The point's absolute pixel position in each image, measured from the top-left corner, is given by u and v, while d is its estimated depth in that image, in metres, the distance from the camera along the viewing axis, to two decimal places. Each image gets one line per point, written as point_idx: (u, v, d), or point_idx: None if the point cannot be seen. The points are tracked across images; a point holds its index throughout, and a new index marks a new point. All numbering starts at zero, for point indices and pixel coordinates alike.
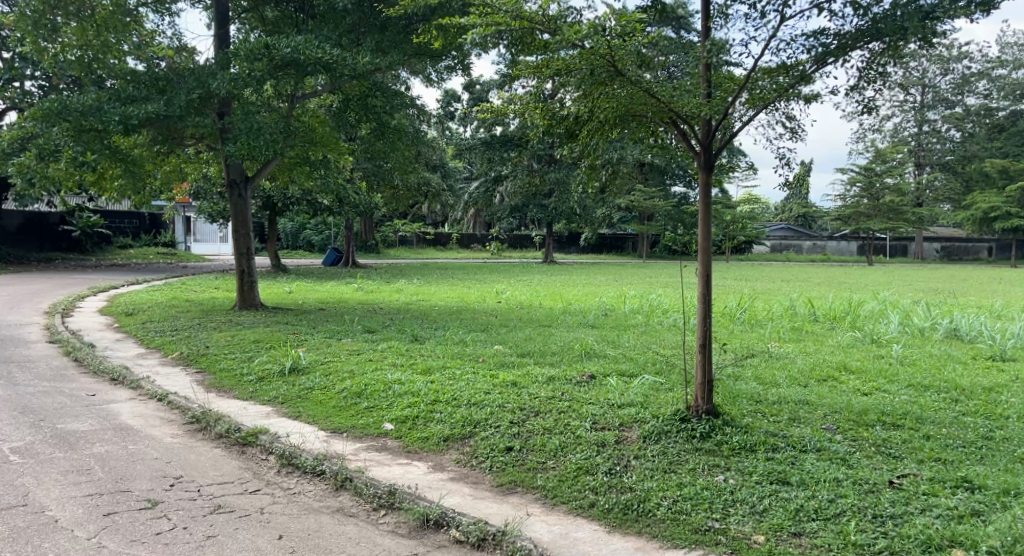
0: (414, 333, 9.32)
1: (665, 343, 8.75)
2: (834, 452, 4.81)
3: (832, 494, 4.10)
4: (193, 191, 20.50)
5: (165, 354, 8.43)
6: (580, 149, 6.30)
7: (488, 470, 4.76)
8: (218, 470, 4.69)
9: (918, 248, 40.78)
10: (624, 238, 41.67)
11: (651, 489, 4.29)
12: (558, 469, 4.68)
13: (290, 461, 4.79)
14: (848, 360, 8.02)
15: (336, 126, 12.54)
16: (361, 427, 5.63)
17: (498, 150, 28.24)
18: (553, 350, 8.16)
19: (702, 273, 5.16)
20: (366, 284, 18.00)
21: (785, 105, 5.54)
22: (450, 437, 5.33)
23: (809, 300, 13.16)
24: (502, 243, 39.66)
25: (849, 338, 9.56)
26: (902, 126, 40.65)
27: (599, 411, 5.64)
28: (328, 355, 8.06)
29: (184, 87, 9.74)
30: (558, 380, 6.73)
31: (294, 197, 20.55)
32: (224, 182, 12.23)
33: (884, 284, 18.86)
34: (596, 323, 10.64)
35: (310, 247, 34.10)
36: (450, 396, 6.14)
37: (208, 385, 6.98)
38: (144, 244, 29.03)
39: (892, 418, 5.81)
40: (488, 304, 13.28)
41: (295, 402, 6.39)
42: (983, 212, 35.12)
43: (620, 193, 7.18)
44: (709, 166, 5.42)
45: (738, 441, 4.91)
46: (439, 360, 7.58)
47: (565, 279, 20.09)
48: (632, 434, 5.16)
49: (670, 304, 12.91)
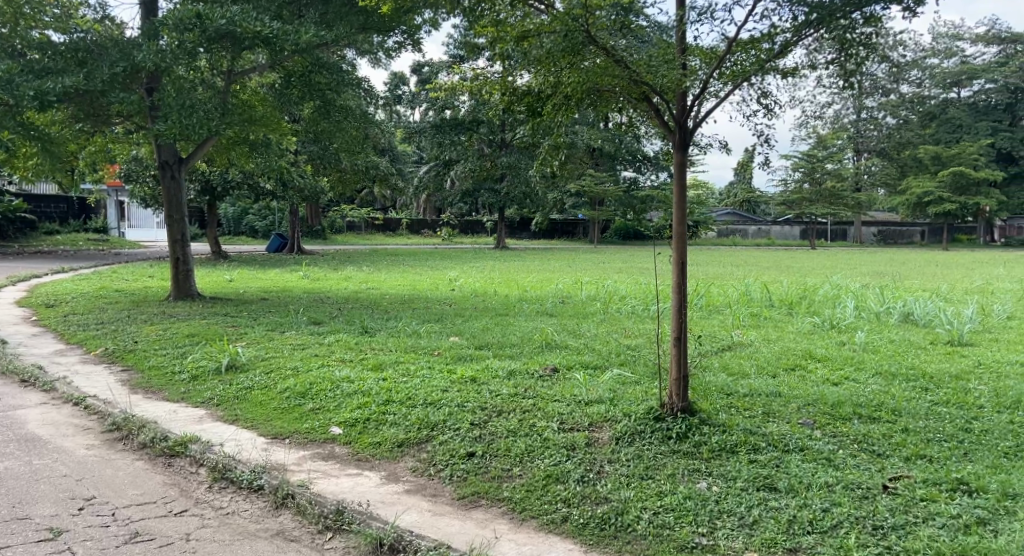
0: (364, 324, 8.79)
1: (629, 332, 8.40)
2: (819, 452, 4.46)
3: (825, 501, 3.76)
4: (123, 175, 19.41)
5: (87, 351, 7.73)
6: (543, 128, 5.81)
7: (448, 480, 4.33)
8: (137, 489, 4.14)
9: (858, 232, 41.50)
10: (575, 222, 41.43)
11: (630, 500, 3.91)
12: (525, 477, 4.26)
13: (224, 474, 4.27)
14: (814, 348, 7.74)
15: (277, 104, 11.87)
16: (306, 432, 5.16)
17: (447, 134, 27.53)
18: (512, 342, 7.72)
19: (676, 260, 4.78)
20: (311, 271, 17.27)
21: (762, 80, 5.21)
22: (405, 442, 4.88)
23: (765, 285, 12.97)
24: (452, 228, 39.05)
25: (810, 324, 9.33)
26: (841, 113, 41.07)
27: (566, 409, 5.23)
28: (269, 350, 7.49)
29: (107, 59, 9.03)
30: (520, 375, 6.31)
31: (233, 180, 19.63)
32: (155, 163, 11.46)
33: (831, 269, 18.91)
34: (554, 311, 10.25)
35: (253, 232, 32.98)
36: (405, 395, 5.67)
37: (134, 386, 6.41)
38: (71, 230, 27.68)
39: (868, 410, 5.52)
40: (440, 292, 12.77)
41: (231, 405, 5.84)
42: (918, 197, 35.75)
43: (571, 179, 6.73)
44: (685, 143, 5.04)
45: (718, 442, 4.53)
46: (391, 355, 7.08)
47: (517, 265, 19.64)
48: (603, 435, 4.75)
49: (628, 291, 12.58)
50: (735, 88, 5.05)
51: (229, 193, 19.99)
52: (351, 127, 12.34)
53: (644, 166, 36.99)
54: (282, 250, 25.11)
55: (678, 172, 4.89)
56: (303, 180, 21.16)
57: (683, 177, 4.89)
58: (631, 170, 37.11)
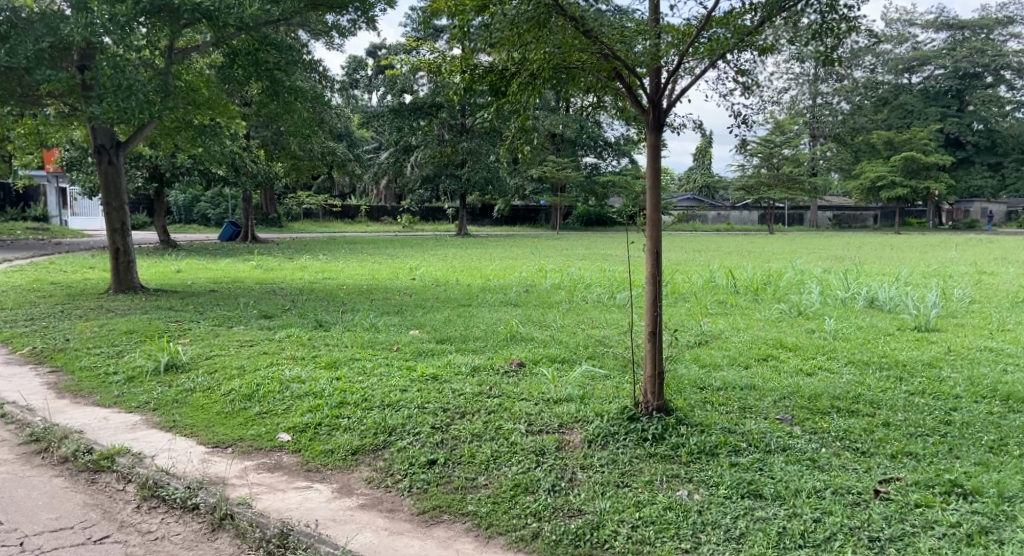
0: (318, 318, 8.33)
1: (596, 322, 8.11)
2: (803, 452, 4.05)
3: (816, 511, 3.47)
4: (65, 161, 18.59)
5: (14, 350, 7.50)
6: (508, 109, 5.45)
7: (406, 493, 3.96)
8: (52, 512, 3.98)
9: (813, 216, 41.90)
10: (536, 209, 41.05)
11: (606, 512, 3.58)
12: (492, 487, 3.91)
13: (154, 493, 4.10)
14: (785, 337, 7.24)
15: (221, 84, 11.31)
16: (252, 439, 4.76)
17: (407, 119, 26.94)
18: (475, 335, 7.35)
19: (650, 248, 4.44)
20: (265, 260, 16.67)
21: (738, 58, 4.94)
22: (360, 449, 4.51)
23: (730, 271, 12.74)
24: (412, 215, 38.41)
25: (778, 311, 8.98)
26: (798, 99, 41.41)
27: (534, 410, 4.88)
28: (214, 347, 7.06)
29: (33, 34, 8.80)
30: (483, 371, 5.94)
31: (183, 165, 18.81)
32: (91, 149, 10.87)
33: (793, 253, 18.82)
34: (518, 300, 9.91)
35: (205, 220, 32.04)
36: (359, 397, 5.27)
37: (61, 388, 6.14)
38: (11, 219, 26.91)
39: (846, 403, 4.96)
40: (400, 282, 12.28)
41: (170, 410, 5.45)
42: (872, 181, 36.02)
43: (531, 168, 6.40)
44: (659, 123, 4.63)
45: (701, 443, 4.15)
46: (347, 352, 6.65)
47: (477, 253, 19.18)
48: (575, 438, 4.40)
49: (593, 279, 12.26)
50: (712, 66, 4.74)
51: (178, 179, 19.16)
52: (300, 108, 11.75)
53: (605, 151, 36.94)
54: (235, 238, 24.39)
55: (650, 159, 4.52)
56: (255, 165, 20.47)
57: (656, 163, 4.52)
58: (593, 156, 37.14)
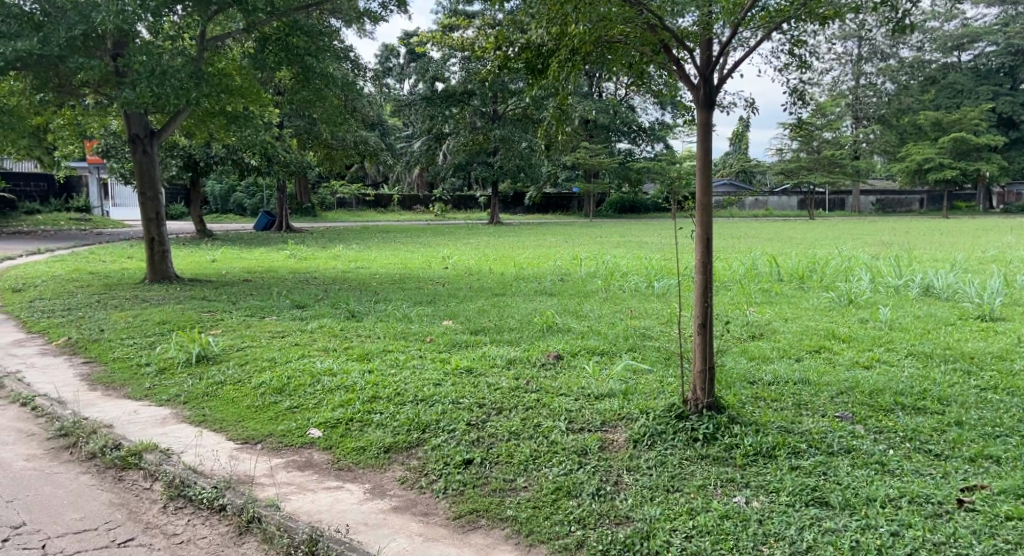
0: (350, 308, 8.16)
1: (635, 313, 7.83)
2: (870, 455, 3.74)
3: (893, 523, 3.17)
4: (102, 151, 18.71)
5: (50, 340, 7.46)
6: (546, 90, 5.20)
7: (441, 495, 3.75)
8: (76, 513, 3.84)
9: (855, 202, 40.86)
10: (569, 197, 40.62)
11: (656, 520, 3.33)
12: (532, 490, 3.67)
13: (180, 493, 3.93)
14: (837, 327, 6.86)
15: (252, 70, 11.17)
16: (281, 435, 4.59)
17: (439, 106, 26.62)
18: (510, 326, 7.11)
19: (700, 234, 4.15)
20: (298, 249, 16.63)
21: (797, 29, 4.62)
22: (392, 447, 4.31)
23: (772, 258, 12.29)
24: (445, 203, 38.26)
25: (826, 299, 8.51)
26: (839, 80, 40.37)
27: (574, 406, 4.63)
28: (246, 338, 6.92)
29: (65, 22, 8.77)
30: (520, 364, 5.71)
31: (217, 155, 18.83)
32: (125, 137, 10.81)
33: (836, 239, 18.24)
34: (553, 290, 9.66)
35: (241, 210, 32.24)
36: (392, 391, 5.07)
37: (94, 380, 6.04)
38: (54, 210, 27.39)
39: (912, 399, 4.62)
40: (433, 272, 12.08)
41: (200, 403, 5.30)
42: (917, 164, 34.98)
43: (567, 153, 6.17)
44: (710, 100, 4.29)
45: (757, 444, 3.86)
46: (379, 343, 6.46)
47: (512, 241, 18.88)
48: (619, 437, 4.14)
49: (629, 267, 11.93)
50: (767, 37, 4.46)
51: (213, 168, 19.19)
52: (332, 95, 11.56)
53: (639, 137, 36.40)
54: (270, 227, 24.46)
55: (700, 142, 4.19)
56: (288, 154, 20.43)
57: (706, 145, 4.20)
58: (626, 142, 36.63)
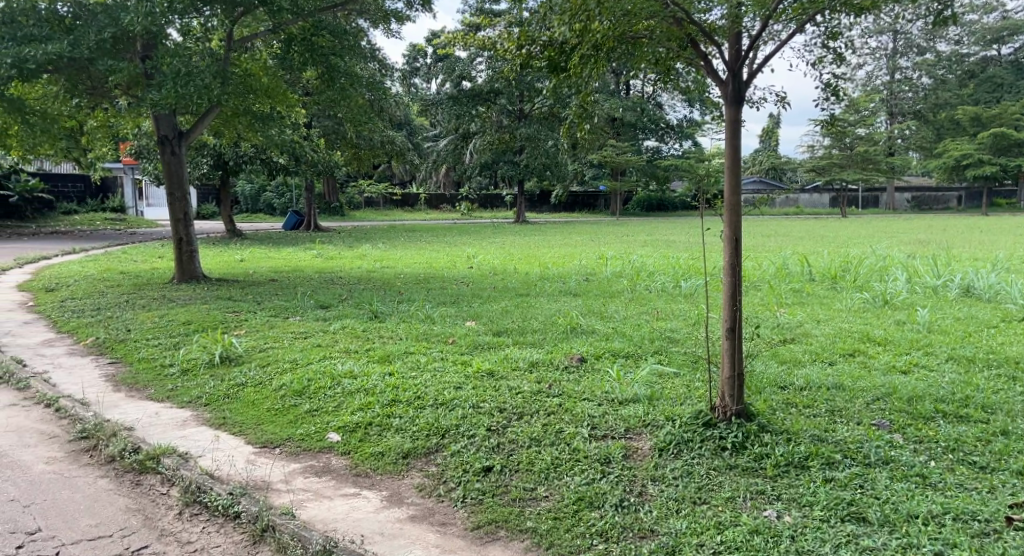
0: (373, 309, 8.08)
1: (662, 314, 7.67)
2: (910, 467, 3.56)
3: (937, 543, 3.00)
4: (134, 152, 18.93)
5: (78, 341, 7.49)
6: (569, 88, 5.07)
7: (460, 504, 3.64)
8: (92, 519, 3.78)
9: (890, 199, 40.04)
10: (596, 195, 40.33)
11: (682, 534, 3.19)
12: (552, 500, 3.56)
13: (197, 499, 3.87)
14: (872, 329, 6.63)
15: (278, 70, 11.16)
16: (299, 439, 4.51)
17: (465, 105, 26.55)
18: (533, 327, 6.99)
19: (728, 235, 3.98)
20: (325, 249, 16.67)
21: (832, 20, 4.42)
22: (411, 452, 4.21)
23: (804, 258, 12.02)
24: (472, 202, 38.20)
25: (859, 300, 8.26)
26: (874, 75, 39.27)
27: (596, 412, 4.50)
28: (268, 339, 6.88)
29: (95, 24, 8.83)
30: (543, 367, 5.58)
31: (245, 154, 18.92)
32: (154, 138, 10.86)
33: (870, 237, 17.84)
34: (578, 290, 9.51)
35: (270, 209, 32.46)
36: (412, 394, 4.98)
37: (118, 381, 6.03)
38: (89, 210, 27.84)
39: (953, 407, 4.41)
40: (458, 272, 11.99)
41: (220, 405, 5.25)
42: (956, 160, 34.18)
43: (592, 151, 6.04)
44: (739, 96, 4.12)
45: (789, 454, 3.69)
46: (401, 345, 6.38)
47: (538, 240, 18.70)
48: (643, 445, 4.01)
49: (656, 267, 11.74)
50: (800, 30, 4.28)
51: (242, 168, 19.33)
52: (357, 94, 11.52)
53: (667, 135, 36.01)
54: (298, 227, 24.59)
55: (728, 139, 4.03)
56: (316, 154, 20.50)
57: (735, 143, 4.03)
58: (654, 140, 36.31)
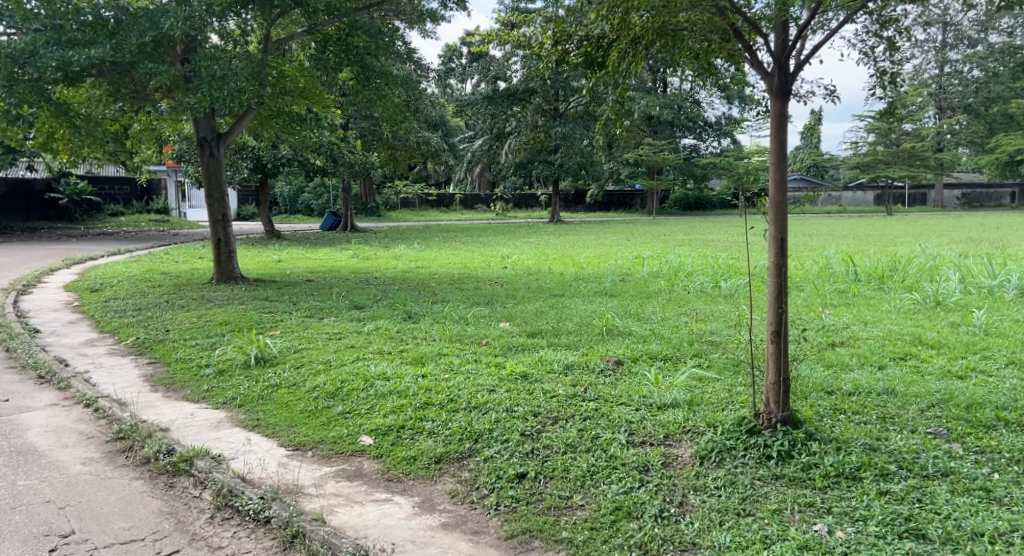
0: (408, 309, 8.02)
1: (701, 315, 7.49)
2: (972, 480, 3.37)
3: None
4: (176, 155, 19.21)
5: (118, 340, 7.56)
6: (606, 85, 4.96)
7: (493, 512, 3.56)
8: (125, 522, 3.74)
9: (938, 196, 39.00)
10: (632, 194, 39.97)
11: (726, 548, 3.06)
12: (589, 509, 3.44)
13: (228, 503, 3.82)
14: (924, 332, 6.38)
15: (314, 71, 11.17)
16: (332, 442, 4.45)
17: (500, 105, 26.75)
18: (569, 329, 6.87)
19: (773, 234, 3.82)
20: (361, 249, 16.72)
21: (885, 7, 4.24)
22: (443, 457, 4.12)
23: (849, 257, 11.68)
24: (507, 203, 38.14)
25: (909, 301, 7.96)
26: (922, 68, 38.25)
27: (634, 417, 4.36)
28: (303, 339, 6.84)
29: (136, 29, 8.92)
30: (578, 370, 5.45)
31: (283, 156, 19.07)
32: (193, 140, 10.95)
33: (918, 235, 17.33)
34: (614, 290, 9.36)
35: (308, 210, 32.78)
36: (445, 397, 4.89)
37: (155, 382, 6.03)
38: (134, 212, 28.42)
39: (1015, 415, 4.19)
40: (492, 271, 11.91)
41: (254, 407, 5.22)
42: (1009, 155, 33.16)
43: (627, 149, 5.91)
44: (785, 89, 3.95)
45: (840, 464, 3.52)
46: (434, 346, 6.31)
47: (574, 240, 18.50)
48: (683, 453, 3.87)
49: (693, 266, 11.53)
50: (851, 18, 4.08)
51: (280, 170, 19.40)
52: (392, 94, 11.51)
53: (705, 132, 35.51)
54: (335, 227, 24.75)
55: (774, 134, 3.86)
56: (352, 154, 20.60)
57: (781, 137, 3.86)
58: (692, 138, 35.90)
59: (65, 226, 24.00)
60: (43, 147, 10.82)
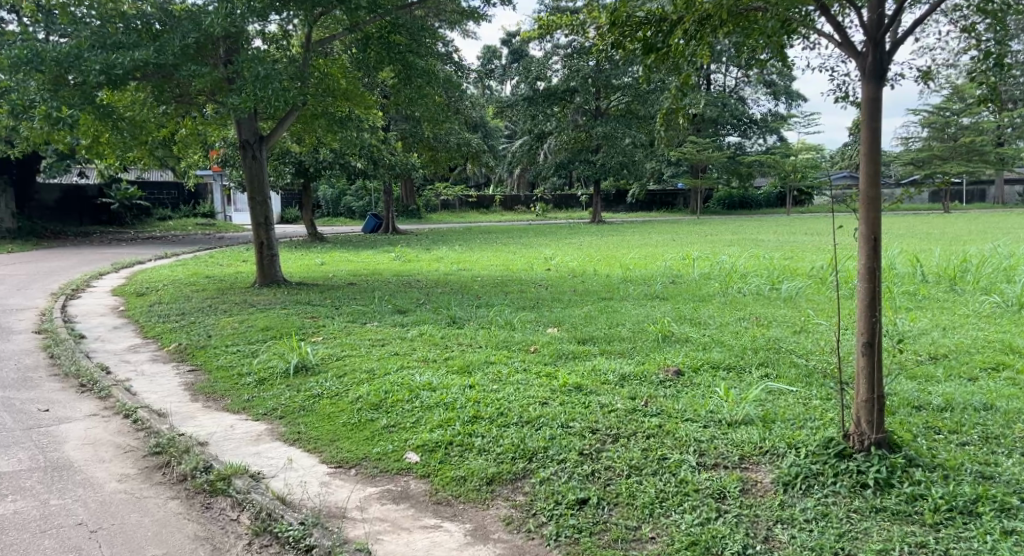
0: (453, 314, 7.73)
1: (763, 320, 7.06)
2: None
3: None
4: (221, 160, 19.27)
5: (161, 347, 7.39)
6: (671, 65, 4.68)
7: (553, 544, 3.25)
8: (158, 548, 3.46)
9: (998, 192, 37.57)
10: (676, 193, 39.30)
11: None
12: (663, 546, 3.14)
13: (268, 528, 3.54)
14: (1014, 339, 5.86)
15: (357, 71, 10.97)
16: (377, 458, 4.17)
17: (541, 106, 26.17)
18: (621, 335, 6.49)
19: (865, 234, 3.48)
20: (404, 251, 16.56)
21: None
22: (496, 478, 3.80)
23: (915, 256, 11.11)
24: (548, 204, 37.82)
25: (989, 304, 7.44)
26: None
27: (702, 435, 3.99)
28: (345, 346, 6.59)
29: (180, 31, 8.81)
30: (635, 381, 5.09)
31: (326, 159, 18.97)
32: (236, 142, 10.80)
33: (984, 233, 16.53)
34: (664, 293, 8.97)
35: (350, 213, 32.83)
36: (495, 411, 4.56)
37: (196, 391, 5.80)
38: (183, 216, 28.79)
39: None
40: (536, 273, 11.62)
41: (295, 418, 4.96)
42: None
43: (681, 142, 5.56)
44: (880, 70, 3.59)
45: (950, 496, 3.19)
46: (480, 354, 6.00)
47: (618, 241, 18.03)
48: (763, 478, 3.52)
49: (747, 268, 11.05)
50: None
51: (323, 173, 19.33)
52: (435, 93, 11.26)
53: (750, 129, 34.85)
54: (378, 229, 24.70)
55: (866, 124, 3.51)
56: (392, 157, 20.48)
57: (874, 126, 3.50)
58: (737, 135, 35.21)
59: (114, 231, 24.38)
60: (89, 151, 10.74)
